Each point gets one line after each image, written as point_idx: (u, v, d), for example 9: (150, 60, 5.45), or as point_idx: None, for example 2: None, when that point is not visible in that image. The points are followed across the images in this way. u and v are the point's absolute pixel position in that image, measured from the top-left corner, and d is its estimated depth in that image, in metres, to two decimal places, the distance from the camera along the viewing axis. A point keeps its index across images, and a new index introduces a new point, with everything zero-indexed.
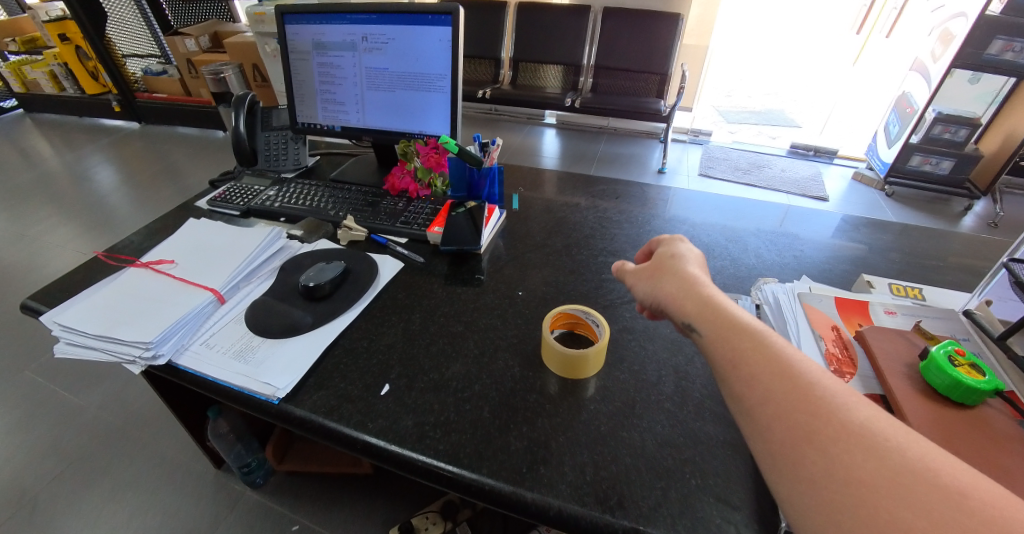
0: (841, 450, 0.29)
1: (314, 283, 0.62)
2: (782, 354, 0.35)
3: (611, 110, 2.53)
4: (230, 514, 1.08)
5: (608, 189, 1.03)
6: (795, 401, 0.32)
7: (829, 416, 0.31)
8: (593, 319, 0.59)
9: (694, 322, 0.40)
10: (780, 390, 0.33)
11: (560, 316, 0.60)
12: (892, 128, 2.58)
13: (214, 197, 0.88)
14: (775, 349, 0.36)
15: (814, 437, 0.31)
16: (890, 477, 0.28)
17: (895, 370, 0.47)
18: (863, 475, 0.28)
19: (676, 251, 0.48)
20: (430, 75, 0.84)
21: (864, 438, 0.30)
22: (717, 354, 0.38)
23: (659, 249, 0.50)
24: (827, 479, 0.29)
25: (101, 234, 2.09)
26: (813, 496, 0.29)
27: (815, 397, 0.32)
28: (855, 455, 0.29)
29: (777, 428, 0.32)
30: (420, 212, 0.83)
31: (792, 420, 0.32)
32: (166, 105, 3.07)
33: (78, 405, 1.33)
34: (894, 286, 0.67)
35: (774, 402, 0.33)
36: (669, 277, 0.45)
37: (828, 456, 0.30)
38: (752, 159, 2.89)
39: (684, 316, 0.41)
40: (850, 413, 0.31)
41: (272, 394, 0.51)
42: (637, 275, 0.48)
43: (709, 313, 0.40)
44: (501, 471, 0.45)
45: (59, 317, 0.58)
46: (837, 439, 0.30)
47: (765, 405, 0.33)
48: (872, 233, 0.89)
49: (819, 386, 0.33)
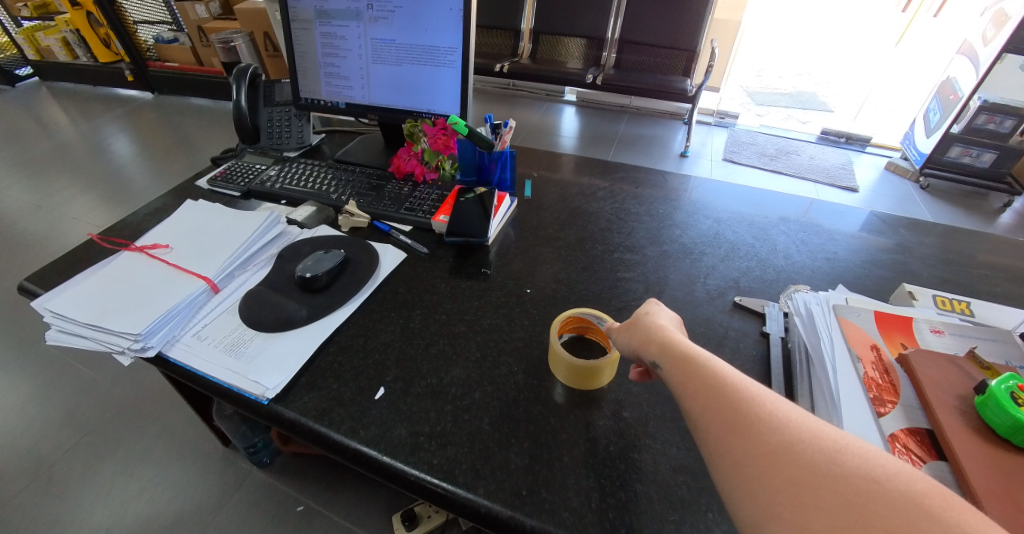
0: (755, 430, 0.33)
1: (311, 274, 0.58)
2: (716, 365, 0.38)
3: (633, 88, 2.42)
4: (236, 491, 1.09)
5: (628, 176, 0.96)
6: (719, 395, 0.36)
7: (744, 403, 0.35)
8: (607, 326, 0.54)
9: (659, 360, 0.41)
10: (709, 389, 0.37)
11: (572, 319, 0.55)
12: (933, 117, 2.43)
13: (214, 176, 0.85)
14: (706, 363, 0.39)
15: (738, 426, 0.34)
16: (796, 448, 0.32)
17: (944, 403, 0.42)
18: (772, 447, 0.32)
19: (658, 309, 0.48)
20: (440, 48, 0.78)
21: (772, 416, 0.34)
22: (673, 377, 0.40)
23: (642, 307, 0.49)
24: (745, 457, 0.33)
25: (116, 205, 2.09)
26: (738, 475, 0.33)
27: (736, 390, 0.36)
28: (768, 434, 0.33)
29: (710, 422, 0.35)
30: (426, 198, 0.79)
31: (721, 412, 0.35)
32: (178, 74, 3.03)
33: (90, 377, 1.34)
34: (938, 298, 0.61)
35: (706, 401, 0.36)
36: (644, 328, 0.45)
37: (745, 437, 0.33)
38: (780, 145, 2.75)
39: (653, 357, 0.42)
40: (760, 398, 0.35)
41: (261, 394, 0.48)
42: (619, 329, 0.48)
43: (670, 349, 0.41)
44: (500, 492, 0.41)
45: (50, 302, 0.56)
46: (751, 421, 0.34)
47: (702, 407, 0.36)
48: (915, 235, 0.82)
49: (739, 384, 0.36)
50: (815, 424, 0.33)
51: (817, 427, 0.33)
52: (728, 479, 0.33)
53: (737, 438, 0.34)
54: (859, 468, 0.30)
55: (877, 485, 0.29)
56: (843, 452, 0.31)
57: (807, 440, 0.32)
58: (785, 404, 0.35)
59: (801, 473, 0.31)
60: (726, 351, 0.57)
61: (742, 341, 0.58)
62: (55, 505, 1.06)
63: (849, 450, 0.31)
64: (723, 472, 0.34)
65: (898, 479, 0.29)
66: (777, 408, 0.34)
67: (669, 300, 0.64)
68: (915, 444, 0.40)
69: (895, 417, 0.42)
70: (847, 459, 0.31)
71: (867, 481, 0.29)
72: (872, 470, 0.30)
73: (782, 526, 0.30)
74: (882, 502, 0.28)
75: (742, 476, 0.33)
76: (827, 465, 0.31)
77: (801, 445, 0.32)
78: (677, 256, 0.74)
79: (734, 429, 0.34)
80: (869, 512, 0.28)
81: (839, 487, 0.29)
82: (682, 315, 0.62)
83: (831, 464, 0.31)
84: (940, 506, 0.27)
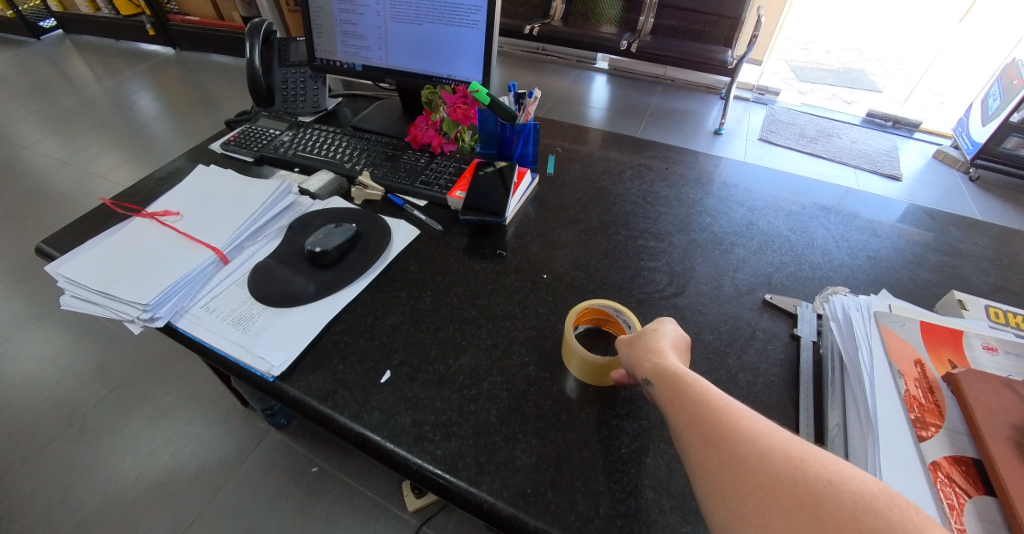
0: (721, 432, 0.32)
1: (320, 249, 0.56)
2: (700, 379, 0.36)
3: (669, 58, 2.28)
4: (252, 450, 1.12)
5: (658, 155, 0.90)
6: (692, 398, 0.34)
7: (713, 404, 0.34)
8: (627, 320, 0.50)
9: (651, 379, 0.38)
10: (683, 392, 0.35)
11: (587, 310, 0.51)
12: (992, 102, 2.24)
13: (227, 140, 0.82)
14: (695, 378, 0.36)
15: (706, 429, 0.32)
16: (760, 451, 0.30)
17: (997, 433, 0.38)
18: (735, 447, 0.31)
19: (666, 325, 0.44)
20: (463, 7, 0.73)
21: (737, 418, 0.33)
22: (661, 391, 0.37)
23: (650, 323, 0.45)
24: (710, 458, 0.32)
25: (140, 163, 2.10)
26: (705, 479, 0.31)
27: (708, 392, 0.35)
28: (735, 438, 0.31)
29: (682, 426, 0.34)
30: (442, 171, 0.75)
31: (691, 415, 0.34)
32: (199, 29, 2.99)
33: (114, 333, 1.38)
34: (992, 309, 0.56)
35: (678, 404, 0.35)
36: (644, 343, 0.42)
37: (710, 438, 0.32)
38: (820, 126, 2.59)
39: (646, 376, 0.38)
40: (728, 400, 0.34)
41: (266, 372, 0.47)
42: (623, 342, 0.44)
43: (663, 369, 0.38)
44: (504, 489, 0.40)
45: (62, 267, 0.56)
46: (717, 423, 0.32)
47: (675, 411, 0.35)
48: (971, 235, 0.75)
49: (712, 388, 0.35)
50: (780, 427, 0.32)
51: (781, 430, 0.32)
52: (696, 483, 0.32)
53: (705, 443, 0.32)
54: (820, 473, 0.29)
55: (833, 487, 0.28)
56: (805, 457, 0.30)
57: (770, 441, 0.31)
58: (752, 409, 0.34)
59: (763, 476, 0.29)
60: (753, 352, 0.53)
61: (771, 343, 0.54)
62: (83, 453, 1.11)
63: (812, 454, 0.30)
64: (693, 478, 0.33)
65: (854, 483, 0.28)
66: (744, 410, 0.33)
67: (695, 294, 0.61)
68: (960, 474, 0.37)
69: (938, 443, 0.39)
70: (808, 464, 0.29)
71: (825, 483, 0.28)
72: (829, 472, 0.29)
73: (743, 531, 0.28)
74: (836, 505, 0.27)
75: (708, 479, 0.31)
76: (788, 468, 0.29)
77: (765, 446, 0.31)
78: (706, 246, 0.69)
79: (702, 432, 0.33)
80: (824, 515, 0.27)
81: (797, 489, 0.28)
82: (709, 311, 0.58)
83: (793, 467, 0.29)
84: (889, 506, 0.27)
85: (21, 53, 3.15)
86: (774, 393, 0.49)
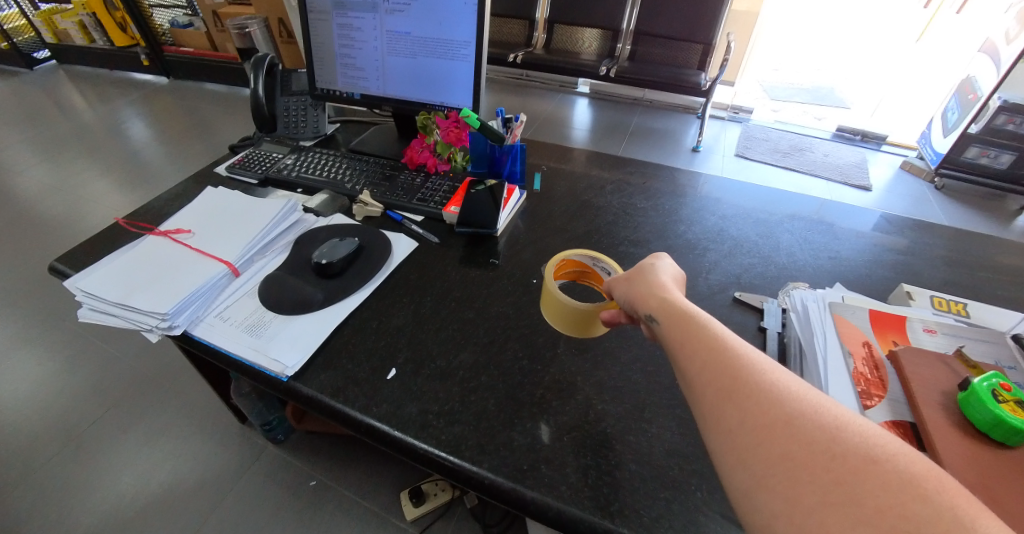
0: (750, 399, 0.33)
1: (327, 260, 0.61)
2: (710, 322, 0.39)
3: (646, 81, 2.40)
4: (250, 466, 1.13)
5: (638, 170, 0.97)
6: (715, 358, 0.36)
7: (742, 370, 0.35)
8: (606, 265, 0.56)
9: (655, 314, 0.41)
10: (705, 350, 0.37)
11: (562, 263, 0.57)
12: (951, 116, 2.39)
13: (233, 163, 0.88)
14: (705, 322, 0.39)
15: (730, 391, 0.34)
16: (795, 420, 0.32)
17: (930, 399, 0.44)
18: (768, 419, 0.32)
19: (660, 261, 0.49)
20: (454, 41, 0.80)
21: (772, 388, 0.33)
22: (669, 333, 0.40)
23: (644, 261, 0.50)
24: (738, 424, 0.33)
25: (134, 188, 2.13)
26: (726, 439, 0.33)
27: (732, 354, 0.36)
28: (764, 404, 0.33)
29: (702, 384, 0.36)
30: (437, 189, 0.81)
31: (711, 372, 0.35)
32: (194, 59, 3.07)
33: (110, 353, 1.39)
34: (936, 299, 0.63)
35: (699, 360, 0.37)
36: (645, 279, 0.46)
37: (740, 405, 0.33)
38: (793, 141, 2.73)
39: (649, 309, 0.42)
40: (758, 365, 0.35)
41: (280, 372, 0.51)
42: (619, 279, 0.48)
43: (669, 305, 0.41)
44: (502, 466, 0.44)
45: (82, 282, 0.60)
46: (747, 391, 0.34)
47: (693, 366, 0.37)
48: (924, 236, 0.82)
49: (735, 347, 0.37)
50: (812, 395, 0.33)
51: (816, 400, 0.33)
52: (717, 442, 0.34)
53: (726, 399, 0.34)
54: (858, 446, 0.30)
55: (877, 466, 0.29)
56: (841, 428, 0.31)
57: (805, 412, 0.32)
58: (790, 378, 0.34)
59: (795, 447, 0.31)
60: None
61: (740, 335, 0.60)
62: (80, 473, 1.11)
63: (850, 427, 0.31)
64: (710, 433, 0.35)
65: (898, 461, 0.29)
66: (777, 376, 0.34)
67: None
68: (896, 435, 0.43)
69: (880, 410, 0.45)
70: (844, 434, 0.31)
71: (866, 462, 0.29)
72: (870, 448, 0.30)
73: (767, 497, 0.30)
74: (876, 486, 0.28)
75: (730, 441, 0.33)
76: (823, 440, 0.31)
77: (800, 419, 0.32)
78: (682, 251, 0.75)
79: (726, 393, 0.34)
80: (865, 496, 0.28)
81: (832, 464, 0.29)
82: None
83: (828, 439, 0.31)
84: (936, 489, 0.27)
85: (14, 82, 3.20)
86: None
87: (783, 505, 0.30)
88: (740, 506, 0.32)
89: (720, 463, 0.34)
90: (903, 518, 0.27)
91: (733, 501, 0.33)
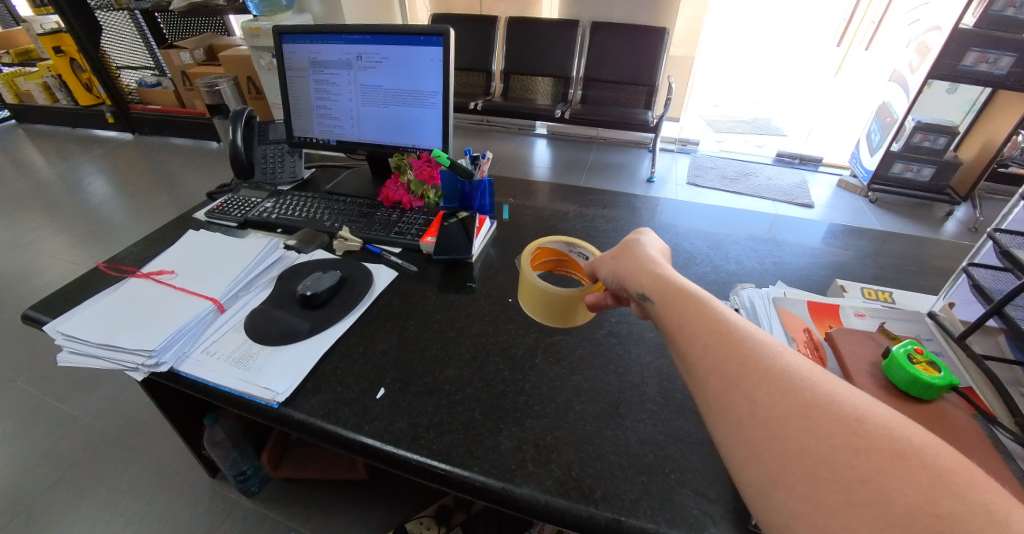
0: (763, 394, 0.34)
1: (312, 292, 0.64)
2: (701, 297, 0.42)
3: (599, 121, 2.59)
4: (227, 522, 1.08)
5: (597, 198, 1.06)
6: (724, 351, 0.37)
7: (755, 365, 0.36)
8: (579, 248, 0.63)
9: (646, 290, 0.45)
10: (710, 339, 0.38)
11: (538, 253, 0.64)
12: (875, 137, 2.65)
13: (212, 209, 0.90)
14: (700, 302, 0.42)
15: (742, 383, 0.35)
16: (812, 413, 0.32)
17: (860, 369, 0.50)
18: (785, 414, 0.33)
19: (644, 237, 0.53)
20: (423, 92, 0.87)
21: (790, 384, 0.34)
22: (663, 311, 0.43)
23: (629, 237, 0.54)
24: (752, 419, 0.34)
25: (93, 245, 2.07)
26: (741, 436, 0.34)
27: (741, 345, 0.37)
28: (778, 398, 0.33)
29: (712, 378, 0.37)
30: (413, 222, 0.86)
31: (720, 363, 0.37)
32: (160, 116, 3.10)
33: (70, 414, 1.32)
34: (865, 290, 0.71)
35: (706, 352, 0.38)
36: (633, 254, 0.50)
37: (754, 400, 0.34)
38: (739, 167, 2.96)
39: (640, 286, 0.46)
40: (773, 358, 0.36)
41: (271, 399, 0.53)
42: (604, 257, 0.53)
43: (660, 282, 0.45)
44: (491, 468, 0.47)
45: (62, 326, 0.60)
46: (761, 386, 0.35)
47: (700, 357, 0.38)
48: (853, 240, 0.93)
49: (741, 334, 0.38)
50: (830, 386, 0.34)
51: (835, 391, 0.33)
52: (731, 438, 0.35)
53: (733, 387, 0.36)
54: (881, 438, 0.30)
55: (904, 462, 0.29)
56: (863, 422, 0.31)
57: (823, 405, 0.32)
58: (811, 373, 0.35)
59: (813, 441, 0.31)
60: None
61: None
62: None
63: (873, 419, 0.31)
64: (723, 428, 0.35)
65: (926, 456, 0.29)
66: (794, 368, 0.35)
67: None
68: None
69: None
70: (866, 428, 0.31)
71: (893, 457, 0.29)
72: (897, 443, 0.30)
73: (786, 493, 0.31)
74: (904, 483, 0.28)
75: (746, 438, 0.34)
76: (844, 435, 0.31)
77: (818, 412, 0.32)
78: None
79: (736, 383, 0.36)
80: (894, 497, 0.28)
81: (855, 460, 0.30)
82: None
83: (850, 432, 0.31)
84: (966, 485, 0.27)
85: None
86: None
87: (805, 503, 0.30)
88: (756, 504, 0.33)
89: (734, 459, 0.34)
90: (937, 517, 0.27)
91: (749, 498, 0.33)
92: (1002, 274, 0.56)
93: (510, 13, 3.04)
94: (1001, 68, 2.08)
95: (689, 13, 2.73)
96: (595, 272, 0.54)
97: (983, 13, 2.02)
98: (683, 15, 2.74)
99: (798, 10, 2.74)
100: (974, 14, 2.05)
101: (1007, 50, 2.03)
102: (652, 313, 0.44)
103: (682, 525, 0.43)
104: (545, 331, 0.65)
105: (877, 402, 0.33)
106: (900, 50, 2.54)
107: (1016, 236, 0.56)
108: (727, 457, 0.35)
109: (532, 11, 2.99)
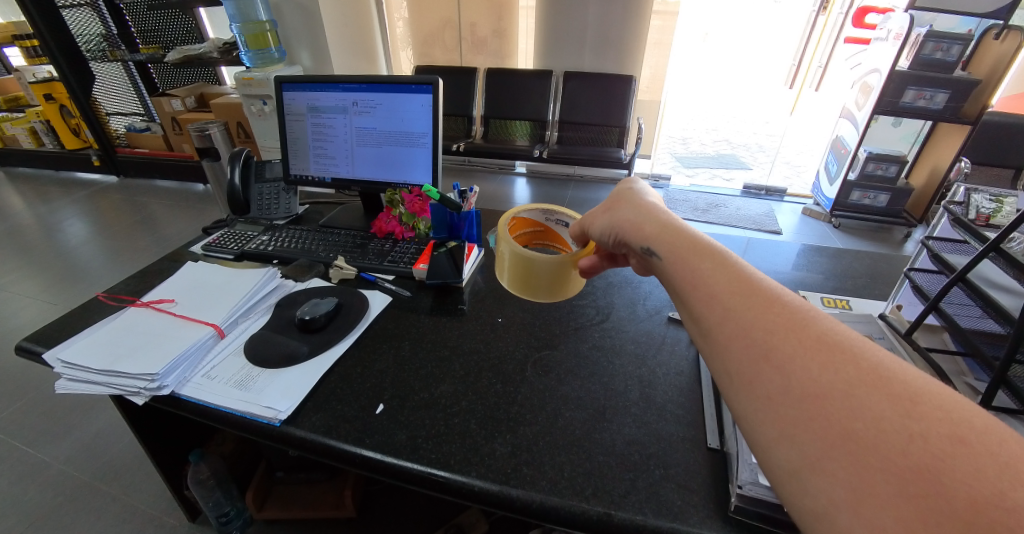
0: (797, 367, 0.34)
1: (311, 316, 0.67)
2: (712, 249, 0.43)
3: (575, 159, 2.74)
4: None
5: None
6: (750, 320, 0.37)
7: (786, 334, 0.35)
8: (557, 215, 0.71)
9: (652, 243, 0.47)
10: (732, 303, 0.38)
11: (516, 223, 0.71)
12: (832, 167, 2.84)
13: (208, 243, 0.94)
14: (707, 253, 0.43)
15: (771, 355, 0.35)
16: (856, 394, 0.31)
17: None
18: (824, 393, 0.32)
19: (636, 186, 0.55)
20: (413, 133, 0.94)
21: (829, 359, 0.33)
22: (672, 265, 0.44)
23: (620, 188, 0.57)
24: (786, 397, 0.33)
25: (69, 287, 2.03)
26: (772, 414, 0.33)
27: (768, 312, 0.37)
28: (815, 375, 0.33)
29: (736, 350, 0.37)
30: (405, 251, 0.91)
31: (744, 333, 0.37)
32: (148, 159, 3.14)
33: (41, 460, 1.27)
34: (825, 299, 0.78)
35: (728, 318, 0.38)
36: (628, 206, 0.52)
37: (786, 374, 0.34)
38: (710, 200, 3.12)
39: (644, 238, 0.48)
40: (807, 326, 0.35)
41: (273, 417, 0.55)
42: (598, 212, 0.56)
43: (664, 233, 0.46)
44: (488, 473, 0.50)
45: (61, 353, 0.62)
46: (794, 358, 0.34)
47: (720, 323, 0.38)
48: (811, 258, 1.01)
49: (769, 301, 0.38)
50: (875, 358, 0.32)
51: (884, 367, 0.32)
52: (759, 418, 0.34)
53: (760, 363, 0.35)
54: (940, 422, 0.29)
55: (966, 448, 0.27)
56: (917, 401, 0.30)
57: (870, 384, 0.31)
58: (854, 350, 0.33)
59: (858, 425, 0.30)
60: (665, 353, 0.69)
61: (676, 345, 0.71)
62: None
63: (927, 399, 0.30)
64: (751, 404, 0.35)
65: (994, 443, 0.27)
66: (833, 338, 0.34)
67: (617, 318, 0.77)
68: None
69: None
70: (922, 410, 0.29)
71: (952, 443, 0.28)
72: (957, 430, 0.28)
73: (826, 481, 0.30)
74: (968, 474, 0.26)
75: (777, 416, 0.33)
76: (897, 418, 0.29)
77: (864, 390, 0.31)
78: (621, 285, 0.86)
79: (761, 356, 0.35)
80: (958, 489, 0.26)
81: (909, 448, 0.28)
82: (629, 328, 0.74)
83: (902, 415, 0.29)
84: None
85: None
86: (682, 378, 0.64)
87: (850, 493, 0.29)
88: (788, 487, 0.32)
89: (764, 439, 0.34)
90: (1005, 510, 0.25)
91: (779, 484, 0.33)
92: (937, 276, 0.63)
93: (488, 65, 3.25)
94: (937, 103, 2.29)
95: (652, 62, 2.96)
96: (589, 228, 0.57)
97: (914, 57, 2.25)
98: (648, 64, 2.98)
99: (752, 55, 2.99)
100: (907, 57, 2.28)
101: (940, 88, 2.26)
102: (664, 275, 0.45)
103: (667, 515, 0.46)
104: (534, 347, 0.70)
105: (929, 382, 0.31)
106: (846, 90, 2.78)
107: (945, 242, 0.64)
108: (754, 437, 0.35)
109: (509, 62, 3.20)
